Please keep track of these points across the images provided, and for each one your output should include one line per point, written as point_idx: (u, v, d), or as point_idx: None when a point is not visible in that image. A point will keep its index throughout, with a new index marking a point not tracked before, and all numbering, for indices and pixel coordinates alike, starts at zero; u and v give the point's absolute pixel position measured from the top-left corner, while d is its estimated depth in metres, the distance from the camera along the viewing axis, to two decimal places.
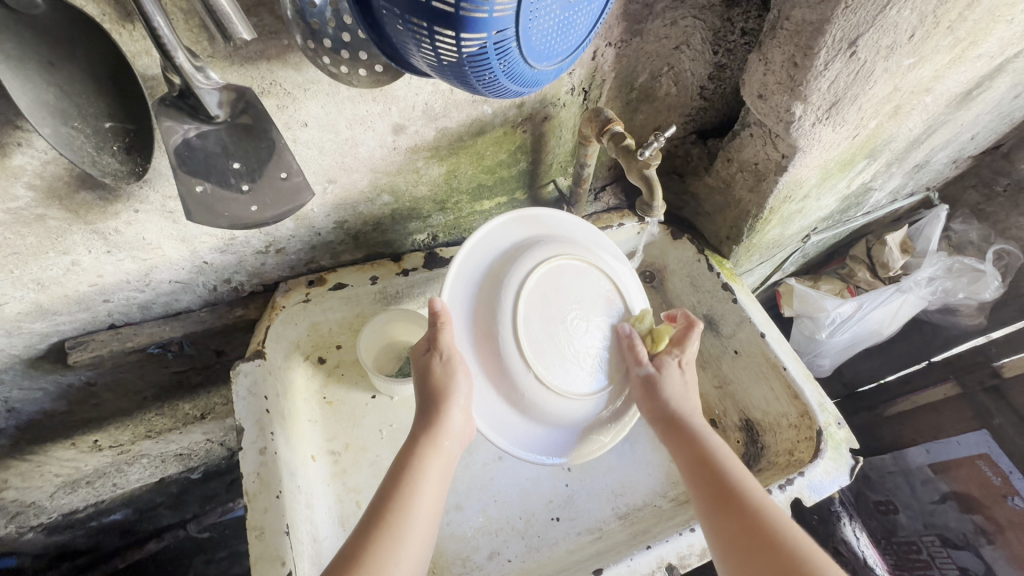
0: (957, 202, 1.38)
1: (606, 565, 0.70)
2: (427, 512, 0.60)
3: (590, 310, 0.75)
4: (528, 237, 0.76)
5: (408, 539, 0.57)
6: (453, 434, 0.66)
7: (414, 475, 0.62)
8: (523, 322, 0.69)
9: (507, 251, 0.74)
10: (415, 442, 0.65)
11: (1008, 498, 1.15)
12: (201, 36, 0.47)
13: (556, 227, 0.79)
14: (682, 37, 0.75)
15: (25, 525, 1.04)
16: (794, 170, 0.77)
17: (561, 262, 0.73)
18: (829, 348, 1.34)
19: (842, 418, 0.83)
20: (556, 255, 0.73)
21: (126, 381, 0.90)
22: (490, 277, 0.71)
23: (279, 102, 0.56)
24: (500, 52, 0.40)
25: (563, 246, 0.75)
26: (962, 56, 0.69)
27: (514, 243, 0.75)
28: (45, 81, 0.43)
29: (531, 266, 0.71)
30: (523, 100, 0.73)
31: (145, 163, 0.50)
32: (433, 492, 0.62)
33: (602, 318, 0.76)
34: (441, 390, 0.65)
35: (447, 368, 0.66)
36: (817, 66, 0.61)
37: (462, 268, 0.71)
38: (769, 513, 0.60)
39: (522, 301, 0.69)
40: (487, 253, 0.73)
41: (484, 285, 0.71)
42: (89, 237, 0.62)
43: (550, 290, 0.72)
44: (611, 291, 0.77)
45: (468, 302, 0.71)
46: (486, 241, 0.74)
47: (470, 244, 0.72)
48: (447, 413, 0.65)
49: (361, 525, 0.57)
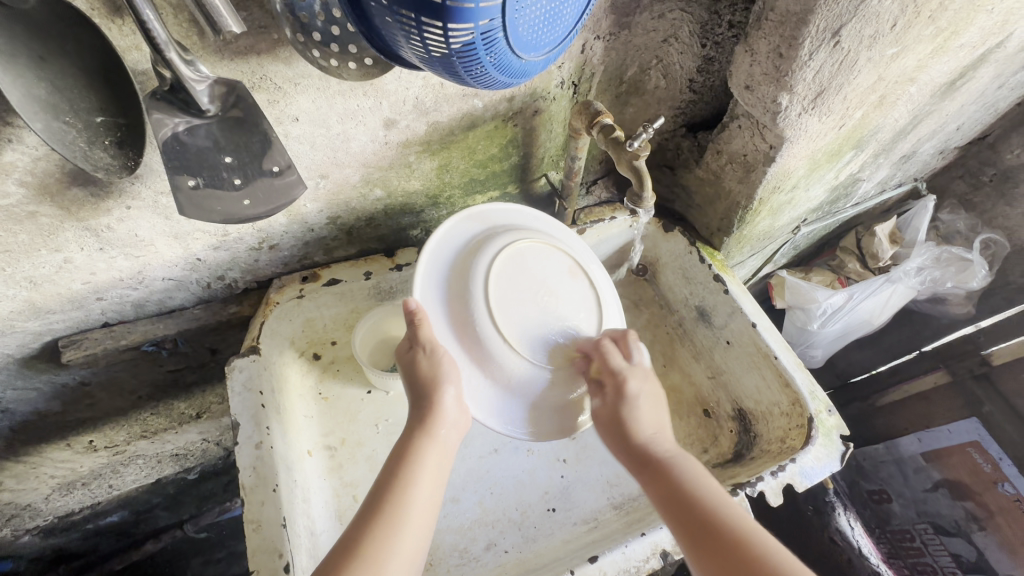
0: (945, 193, 1.40)
1: (602, 552, 0.70)
2: (424, 501, 0.60)
3: (564, 292, 0.76)
4: (485, 231, 0.77)
5: (406, 530, 0.56)
6: (448, 423, 0.65)
7: (410, 466, 0.61)
8: (499, 306, 0.69)
9: (468, 245, 0.74)
10: (410, 434, 0.64)
11: (998, 484, 1.16)
12: (191, 31, 0.47)
13: (516, 220, 0.81)
14: (670, 30, 0.75)
15: (20, 528, 1.04)
16: (782, 161, 0.78)
17: (523, 245, 0.74)
18: (821, 339, 1.35)
19: (833, 405, 0.84)
20: (516, 240, 0.74)
21: (121, 380, 0.90)
22: (457, 270, 0.72)
23: (270, 97, 0.57)
24: (488, 43, 0.41)
25: (524, 234, 0.77)
26: (944, 46, 0.71)
27: (477, 236, 0.76)
28: (36, 76, 0.43)
29: (494, 253, 0.72)
30: (513, 94, 0.73)
31: (137, 158, 0.50)
32: (430, 483, 0.61)
33: (574, 295, 0.76)
34: (428, 383, 0.65)
35: (433, 360, 0.65)
36: (801, 56, 0.62)
37: (426, 269, 0.72)
38: (752, 540, 0.55)
39: (492, 287, 0.70)
40: (450, 251, 0.74)
41: (455, 277, 0.71)
42: (81, 234, 0.62)
43: (518, 273, 0.72)
44: (575, 267, 0.78)
45: (439, 298, 0.71)
46: (450, 239, 0.75)
47: (430, 246, 0.73)
48: (439, 402, 0.64)
49: (358, 518, 0.57)
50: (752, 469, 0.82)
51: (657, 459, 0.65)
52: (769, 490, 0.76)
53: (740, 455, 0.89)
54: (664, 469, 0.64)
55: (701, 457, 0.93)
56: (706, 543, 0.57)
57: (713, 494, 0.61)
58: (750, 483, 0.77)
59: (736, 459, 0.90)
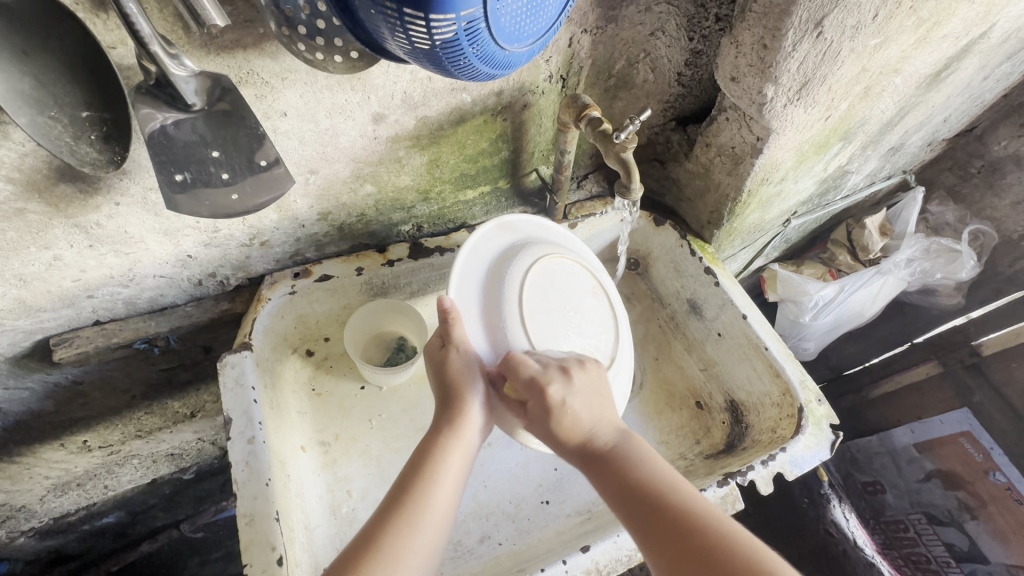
0: (934, 185, 1.41)
1: (594, 542, 0.71)
2: (445, 501, 0.59)
3: (585, 310, 0.79)
4: (517, 243, 0.80)
5: (425, 529, 0.56)
6: (476, 426, 0.65)
7: (434, 464, 0.60)
8: (527, 315, 0.72)
9: (502, 254, 0.78)
10: (435, 432, 0.63)
11: (989, 474, 1.18)
12: (176, 25, 0.47)
13: (545, 233, 0.84)
14: (657, 23, 0.76)
15: (15, 530, 1.04)
16: (769, 152, 0.79)
17: (555, 260, 0.78)
18: (813, 331, 1.36)
19: (823, 395, 0.85)
20: (548, 254, 0.78)
21: (114, 379, 0.90)
22: (491, 278, 0.75)
23: (258, 92, 0.57)
24: (470, 36, 0.41)
25: (555, 248, 0.80)
26: (926, 37, 0.71)
27: (510, 246, 0.79)
28: (20, 70, 0.43)
29: (528, 264, 0.76)
30: (501, 88, 0.74)
31: (123, 152, 0.51)
32: (454, 484, 0.60)
33: (595, 314, 0.80)
34: (458, 383, 0.65)
35: (464, 360, 0.66)
36: (785, 47, 0.62)
37: (461, 273, 0.74)
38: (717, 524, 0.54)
39: (523, 296, 0.73)
40: (484, 258, 0.77)
41: (489, 282, 0.75)
42: (70, 232, 0.62)
43: (547, 287, 0.76)
44: (599, 287, 0.82)
45: (472, 303, 0.73)
46: (484, 245, 0.78)
47: (465, 251, 0.76)
48: (469, 403, 0.64)
49: (378, 513, 0.57)
50: (743, 458, 0.83)
51: (604, 455, 0.63)
52: (759, 479, 0.77)
53: (732, 446, 0.90)
54: (613, 465, 0.62)
55: (694, 448, 0.94)
56: (661, 539, 0.55)
57: (663, 483, 0.59)
58: (740, 472, 0.78)
59: (728, 449, 0.90)
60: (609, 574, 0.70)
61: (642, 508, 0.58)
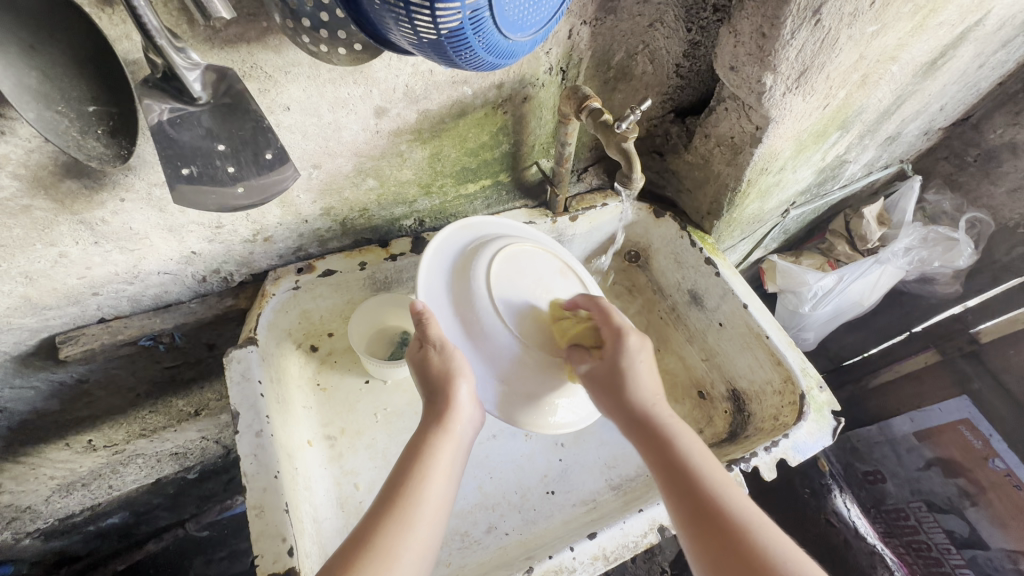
0: (931, 174, 1.42)
1: (601, 529, 0.72)
2: (438, 498, 0.59)
3: (557, 288, 0.79)
4: (477, 240, 0.81)
5: (418, 526, 0.56)
6: (463, 418, 0.65)
7: (424, 462, 0.61)
8: (501, 301, 0.72)
9: (464, 251, 0.78)
10: (425, 430, 0.64)
11: (988, 460, 1.19)
12: (180, 18, 0.48)
13: (504, 229, 0.85)
14: (656, 14, 0.76)
15: (21, 531, 1.04)
16: (769, 141, 0.79)
17: (518, 247, 0.78)
18: (812, 321, 1.37)
19: (824, 382, 0.85)
20: (509, 243, 0.78)
21: (119, 377, 0.91)
22: (457, 274, 0.75)
23: (261, 86, 0.57)
24: (475, 24, 0.42)
25: (515, 237, 0.80)
26: (923, 24, 0.72)
27: (472, 243, 0.79)
28: (27, 65, 0.43)
29: (492, 254, 0.76)
30: (502, 81, 0.74)
31: (130, 146, 0.51)
32: (445, 479, 0.61)
33: (569, 291, 0.80)
34: (443, 379, 0.65)
35: (444, 356, 0.67)
36: (784, 35, 0.63)
37: (424, 280, 0.75)
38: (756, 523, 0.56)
39: (493, 283, 0.73)
40: (448, 257, 0.77)
41: (455, 278, 0.75)
42: (76, 228, 0.62)
43: (515, 273, 0.76)
44: (567, 266, 0.82)
45: (442, 303, 0.73)
46: (445, 246, 0.78)
47: (427, 255, 0.77)
48: (455, 398, 0.65)
49: (371, 511, 0.57)
50: (747, 445, 0.84)
51: (660, 430, 0.66)
52: (763, 465, 0.78)
53: (735, 434, 0.90)
54: (664, 441, 0.65)
55: None
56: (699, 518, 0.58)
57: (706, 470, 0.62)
58: (744, 458, 0.78)
59: (731, 438, 0.91)
60: (616, 560, 0.71)
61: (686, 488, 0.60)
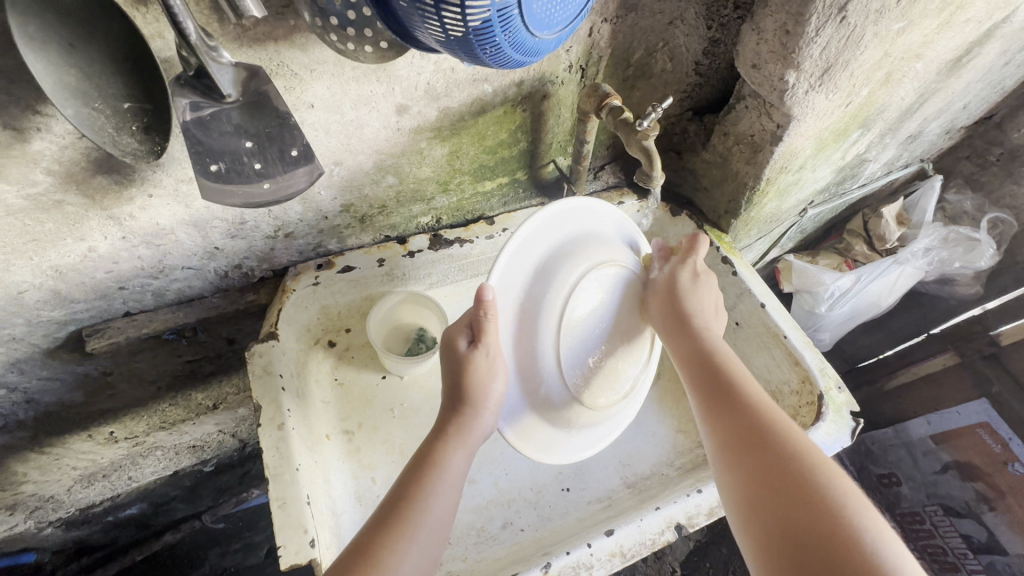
0: (951, 173, 1.40)
1: (618, 526, 0.72)
2: (442, 512, 0.61)
3: (622, 324, 0.81)
4: (570, 237, 0.76)
5: (422, 537, 0.58)
6: (479, 436, 0.69)
7: (435, 472, 0.63)
8: (565, 329, 0.74)
9: (554, 247, 0.74)
10: (438, 441, 0.66)
11: (1008, 465, 1.16)
12: (211, 18, 0.49)
13: (597, 226, 0.80)
14: (677, 12, 0.76)
15: (44, 520, 1.07)
16: (789, 140, 0.79)
17: (606, 270, 0.77)
18: (829, 321, 1.36)
19: (843, 382, 0.84)
20: (598, 265, 0.76)
21: (141, 370, 0.92)
22: (539, 273, 0.73)
23: (287, 84, 0.58)
24: (503, 21, 0.42)
25: (605, 253, 0.78)
26: (950, 21, 0.71)
27: (563, 240, 0.76)
28: (67, 63, 0.44)
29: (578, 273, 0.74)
30: (522, 79, 0.74)
31: (163, 142, 0.51)
32: (452, 492, 0.63)
33: (630, 328, 0.82)
34: (477, 389, 0.67)
35: (489, 365, 0.68)
36: (808, 32, 0.63)
37: (508, 261, 0.70)
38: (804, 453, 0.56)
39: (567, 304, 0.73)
40: (537, 244, 0.73)
41: (536, 276, 0.73)
42: (105, 223, 0.64)
43: (591, 299, 0.76)
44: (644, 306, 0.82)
45: (516, 290, 0.72)
46: (540, 230, 0.73)
47: (522, 229, 0.70)
48: (478, 415, 0.68)
49: (377, 517, 0.59)
50: None
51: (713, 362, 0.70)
52: None
53: None
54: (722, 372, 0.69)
55: None
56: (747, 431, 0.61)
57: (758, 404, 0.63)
58: None
59: None
60: (633, 557, 0.71)
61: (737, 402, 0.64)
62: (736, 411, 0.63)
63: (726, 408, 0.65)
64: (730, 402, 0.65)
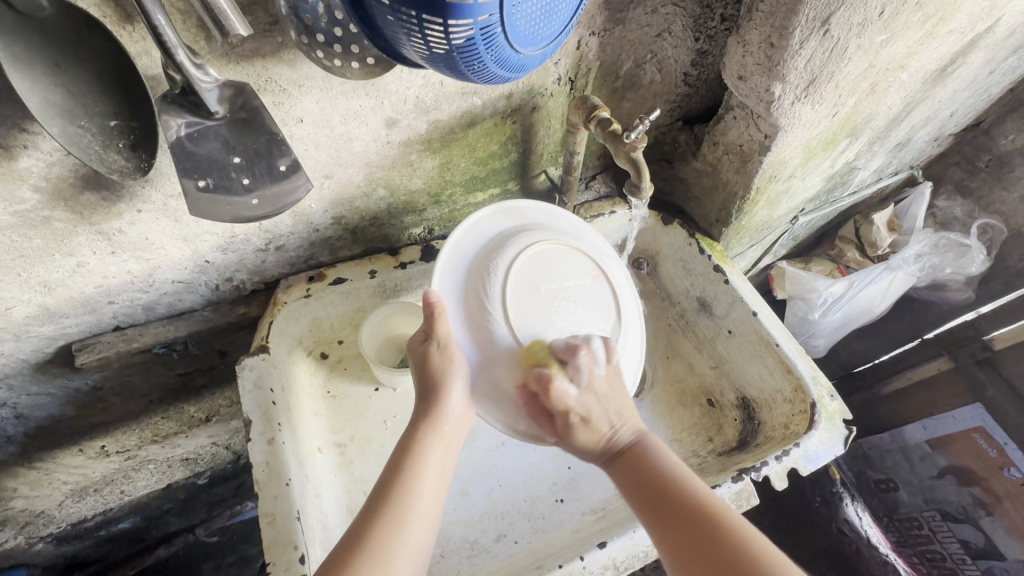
0: (940, 180, 1.41)
1: (611, 538, 0.72)
2: (428, 497, 0.59)
3: (580, 293, 0.74)
4: (516, 226, 0.78)
5: (412, 524, 0.56)
6: (453, 419, 0.66)
7: (415, 459, 0.61)
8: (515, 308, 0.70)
9: (492, 239, 0.76)
10: (414, 432, 0.64)
11: (1004, 469, 1.17)
12: (198, 35, 0.49)
13: (547, 217, 0.81)
14: (664, 24, 0.77)
15: (35, 536, 1.02)
16: (777, 150, 0.80)
17: (545, 247, 0.74)
18: (823, 328, 1.36)
19: (835, 390, 0.85)
20: (537, 242, 0.74)
21: (131, 383, 0.91)
22: (476, 266, 0.73)
23: (275, 99, 0.58)
24: (487, 39, 0.42)
25: (548, 235, 0.77)
26: (933, 32, 0.72)
27: (510, 229, 0.77)
28: (52, 82, 0.45)
29: (516, 252, 0.73)
30: (511, 91, 0.75)
31: (150, 159, 0.52)
32: (436, 474, 0.62)
33: (597, 299, 0.76)
34: (437, 375, 0.66)
35: (443, 355, 0.67)
36: (792, 45, 0.63)
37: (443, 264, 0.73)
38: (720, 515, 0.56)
39: (510, 284, 0.70)
40: (474, 241, 0.76)
41: (473, 271, 0.73)
42: (94, 238, 0.63)
43: (541, 272, 0.72)
44: (599, 271, 0.78)
45: (453, 287, 0.73)
46: (483, 225, 0.77)
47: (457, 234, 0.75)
48: (446, 401, 0.66)
49: (361, 514, 0.57)
50: (756, 454, 0.83)
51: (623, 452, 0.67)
52: (774, 474, 0.78)
53: (745, 443, 0.89)
54: (630, 458, 0.66)
55: (706, 446, 0.94)
56: (666, 519, 0.58)
57: (676, 476, 0.62)
58: (755, 468, 0.78)
59: (741, 446, 0.90)
60: (626, 569, 0.71)
61: (653, 499, 0.61)
62: (678, 523, 0.57)
63: (673, 525, 0.57)
64: (652, 498, 0.61)
